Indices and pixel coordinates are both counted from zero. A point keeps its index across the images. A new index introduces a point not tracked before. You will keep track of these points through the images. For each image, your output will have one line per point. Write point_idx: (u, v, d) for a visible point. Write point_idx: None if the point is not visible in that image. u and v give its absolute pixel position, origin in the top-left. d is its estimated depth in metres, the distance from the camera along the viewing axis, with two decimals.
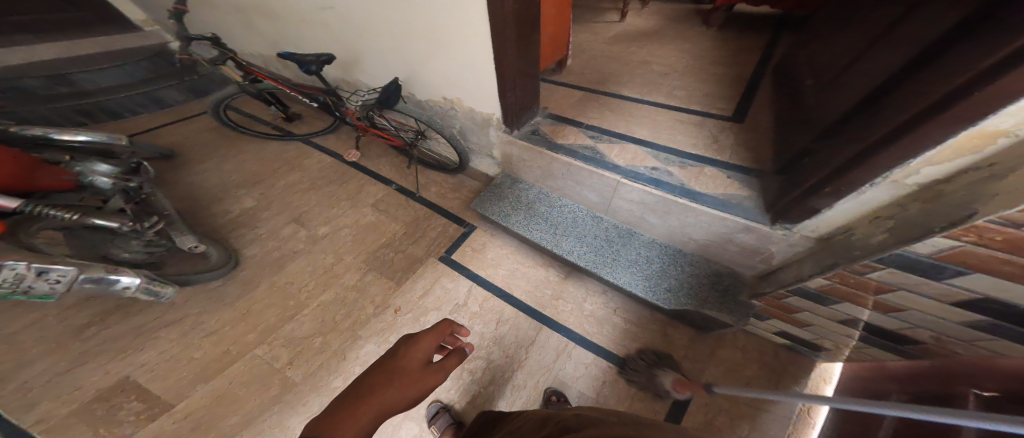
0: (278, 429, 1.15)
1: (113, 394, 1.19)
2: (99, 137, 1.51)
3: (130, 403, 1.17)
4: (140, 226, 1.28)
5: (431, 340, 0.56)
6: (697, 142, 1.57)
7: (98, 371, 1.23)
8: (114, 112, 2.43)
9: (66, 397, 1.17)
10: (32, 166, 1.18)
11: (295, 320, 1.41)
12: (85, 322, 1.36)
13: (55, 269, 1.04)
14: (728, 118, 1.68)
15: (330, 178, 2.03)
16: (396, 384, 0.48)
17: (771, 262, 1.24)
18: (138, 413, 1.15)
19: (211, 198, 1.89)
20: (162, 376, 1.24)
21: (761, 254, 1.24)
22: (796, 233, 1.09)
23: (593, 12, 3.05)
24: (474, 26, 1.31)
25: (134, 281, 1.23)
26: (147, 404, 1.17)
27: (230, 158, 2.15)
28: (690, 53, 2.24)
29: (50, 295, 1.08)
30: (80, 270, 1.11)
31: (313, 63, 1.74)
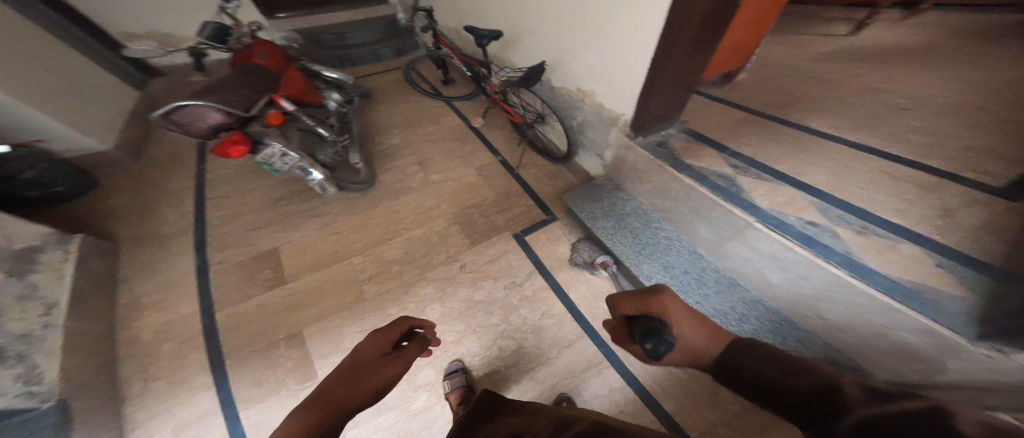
0: (334, 334, 1.44)
1: (264, 259, 1.68)
2: (342, 78, 2.09)
3: (266, 271, 1.64)
4: (336, 139, 1.76)
5: (383, 339, 0.66)
6: (909, 207, 1.10)
7: (275, 232, 1.79)
8: (352, 60, 3.24)
9: (252, 244, 1.74)
10: (307, 87, 1.72)
11: (389, 243, 1.71)
12: (275, 194, 1.97)
13: (291, 155, 1.53)
14: (993, 191, 1.10)
15: (457, 136, 2.31)
16: (356, 376, 0.57)
17: (933, 380, 0.85)
18: (266, 279, 1.61)
19: (375, 131, 2.42)
20: (301, 251, 1.72)
21: (925, 365, 0.86)
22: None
23: (804, 21, 2.44)
24: (646, 28, 1.21)
25: (319, 176, 1.72)
26: (273, 277, 1.62)
27: (397, 104, 2.70)
28: (949, 90, 1.55)
29: (279, 170, 1.58)
30: (300, 160, 1.59)
31: (486, 37, 1.95)
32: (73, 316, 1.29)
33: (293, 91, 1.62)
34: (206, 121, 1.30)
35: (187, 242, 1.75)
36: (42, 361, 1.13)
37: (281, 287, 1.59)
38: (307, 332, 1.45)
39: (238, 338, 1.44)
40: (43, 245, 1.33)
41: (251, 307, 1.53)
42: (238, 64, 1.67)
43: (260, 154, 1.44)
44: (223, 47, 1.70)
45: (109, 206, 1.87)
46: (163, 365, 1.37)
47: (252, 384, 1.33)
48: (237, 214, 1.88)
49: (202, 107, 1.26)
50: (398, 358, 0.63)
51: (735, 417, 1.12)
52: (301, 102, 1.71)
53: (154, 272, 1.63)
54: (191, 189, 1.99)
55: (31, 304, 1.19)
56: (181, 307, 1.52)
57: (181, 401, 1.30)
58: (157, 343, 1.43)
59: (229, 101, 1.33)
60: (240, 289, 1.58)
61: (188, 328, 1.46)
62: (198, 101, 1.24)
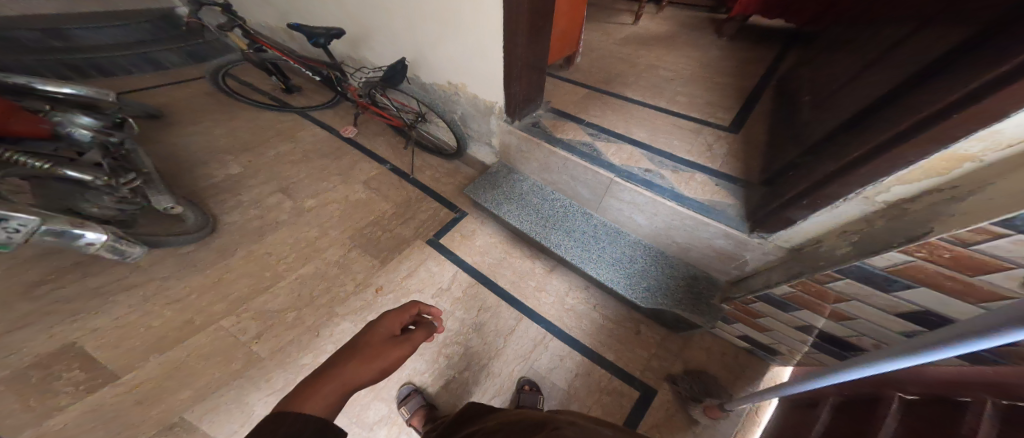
0: (236, 406, 1.11)
1: (55, 361, 1.11)
2: (83, 89, 1.43)
3: (71, 371, 1.10)
4: (113, 181, 1.24)
5: (391, 320, 0.60)
6: (689, 148, 1.57)
7: (50, 333, 1.16)
8: (103, 70, 2.29)
9: (1, 360, 1.08)
10: (9, 111, 1.05)
11: (270, 292, 1.37)
12: (32, 282, 1.28)
13: (17, 218, 0.97)
14: (724, 128, 1.68)
15: (322, 151, 1.99)
16: (359, 358, 0.51)
17: (744, 269, 1.28)
18: (81, 381, 1.09)
19: (197, 162, 1.83)
20: (110, 346, 1.17)
21: (735, 259, 1.28)
22: (771, 242, 1.13)
23: (607, 12, 3.05)
24: (490, 18, 1.31)
25: (99, 237, 1.17)
26: (91, 374, 1.10)
27: (221, 123, 2.09)
28: (698, 61, 2.24)
29: (8, 244, 0.98)
30: (42, 220, 1.04)
31: (323, 35, 1.70)
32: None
33: None
34: None
35: None
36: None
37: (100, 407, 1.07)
38: (196, 411, 1.08)
39: None
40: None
41: (67, 423, 1.01)
42: None
43: None
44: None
45: None
46: None
47: None
48: None
49: None
50: (404, 342, 0.56)
51: (658, 347, 1.39)
52: (3, 135, 1.04)
53: None
54: None
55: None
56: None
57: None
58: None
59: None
60: (10, 434, 0.99)
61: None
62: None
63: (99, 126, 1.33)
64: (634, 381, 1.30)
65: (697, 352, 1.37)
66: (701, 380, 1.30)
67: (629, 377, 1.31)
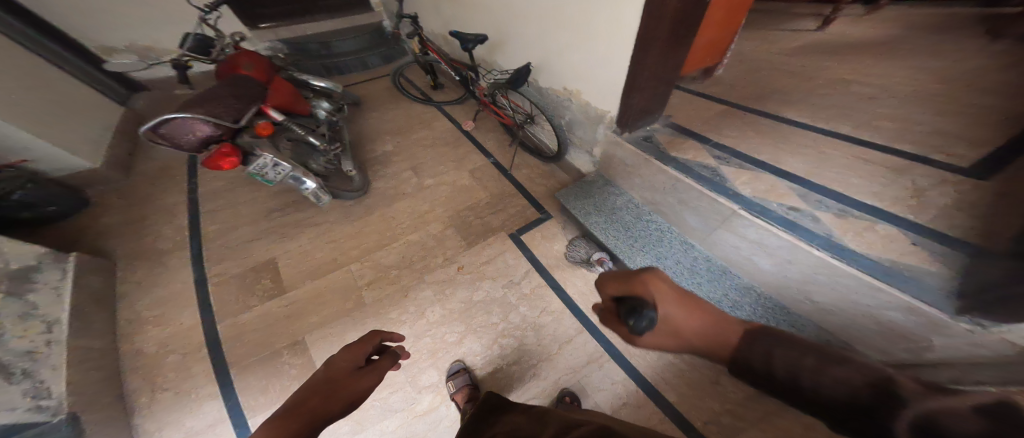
0: (338, 337, 1.45)
1: (261, 270, 1.68)
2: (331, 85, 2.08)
3: (264, 281, 1.64)
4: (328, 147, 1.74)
5: (357, 351, 0.67)
6: (882, 190, 1.16)
7: (269, 245, 1.78)
8: (341, 69, 3.25)
9: (240, 258, 1.73)
10: (295, 98, 1.72)
11: (386, 249, 1.73)
12: (269, 206, 1.97)
13: (283, 165, 1.52)
14: (961, 171, 1.16)
15: (449, 141, 2.34)
16: (328, 392, 0.57)
17: (923, 355, 0.91)
18: (266, 290, 1.61)
19: (365, 138, 2.43)
20: (293, 263, 1.71)
21: (915, 343, 0.91)
22: (992, 333, 0.77)
23: (778, 17, 2.53)
24: (621, 29, 1.28)
25: (312, 185, 1.71)
26: (274, 285, 1.62)
27: (387, 111, 2.71)
28: (913, 78, 1.63)
29: (273, 181, 1.56)
30: (293, 169, 1.59)
31: (472, 41, 1.98)
32: (75, 334, 1.29)
33: (279, 101, 1.62)
34: (195, 133, 1.33)
35: (184, 256, 1.74)
36: (46, 377, 1.13)
37: (281, 296, 1.59)
38: (310, 338, 1.45)
39: (244, 349, 1.44)
40: (40, 263, 1.32)
41: (253, 316, 1.53)
42: (223, 75, 1.66)
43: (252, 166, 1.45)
44: (208, 59, 1.71)
45: (102, 223, 1.85)
46: (167, 378, 1.37)
47: (258, 393, 1.34)
48: (231, 226, 1.87)
49: (190, 120, 1.29)
50: (370, 372, 0.64)
51: (737, 404, 1.15)
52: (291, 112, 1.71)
53: (152, 287, 1.62)
54: (183, 204, 1.98)
55: (31, 322, 1.18)
56: (183, 320, 1.52)
57: (189, 412, 1.30)
58: (162, 356, 1.42)
59: (218, 113, 1.35)
60: (234, 305, 1.56)
61: (192, 340, 1.46)
62: (189, 114, 1.27)
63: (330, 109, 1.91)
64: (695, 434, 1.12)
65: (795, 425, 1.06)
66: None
67: (687, 426, 1.14)
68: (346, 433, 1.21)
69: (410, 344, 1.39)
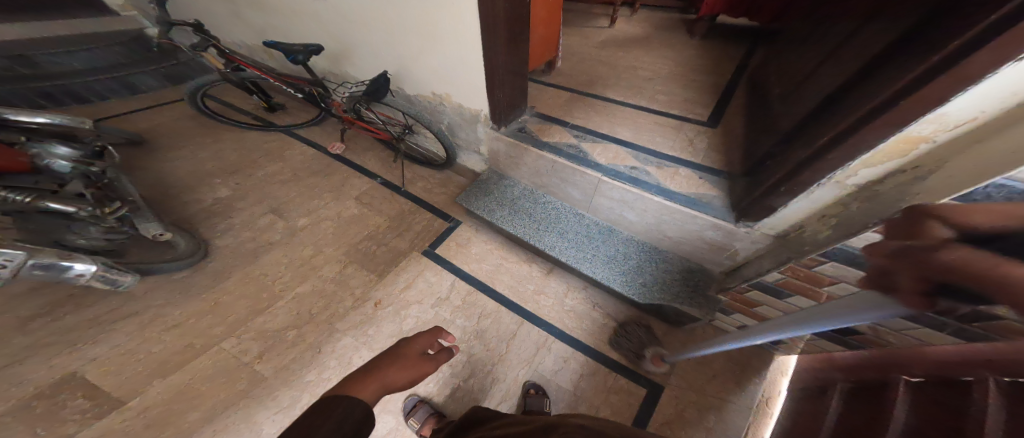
0: (245, 425, 1.10)
1: (56, 391, 1.09)
2: (59, 118, 1.39)
3: (73, 402, 1.07)
4: (100, 210, 1.22)
5: (424, 339, 0.72)
6: (677, 142, 1.63)
7: (39, 368, 1.12)
8: (78, 97, 2.25)
9: None
10: None
11: (268, 313, 1.36)
12: (30, 313, 1.26)
13: (4, 252, 0.95)
14: (703, 123, 1.74)
15: (313, 168, 1.99)
16: (398, 366, 0.61)
17: (736, 259, 1.33)
18: (83, 412, 1.06)
19: (183, 187, 1.81)
20: (115, 369, 1.16)
21: (726, 251, 1.33)
22: (757, 231, 1.19)
23: (582, 16, 3.12)
24: (469, 32, 1.35)
25: (89, 268, 1.15)
26: (95, 400, 1.09)
27: (206, 147, 2.07)
28: (672, 60, 2.31)
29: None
30: (31, 254, 1.02)
31: (300, 52, 1.70)
32: None
33: None
34: None
35: None
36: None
37: (118, 409, 1.09)
38: (203, 437, 1.07)
39: None
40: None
41: None
42: None
43: None
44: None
45: None
46: None
47: None
48: None
49: None
50: (433, 361, 0.68)
51: (660, 342, 1.40)
52: None
53: None
54: None
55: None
56: None
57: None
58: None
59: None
60: None
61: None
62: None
63: (78, 155, 1.30)
64: (640, 378, 1.30)
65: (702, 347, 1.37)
66: (709, 375, 1.29)
67: (635, 376, 1.32)
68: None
69: None
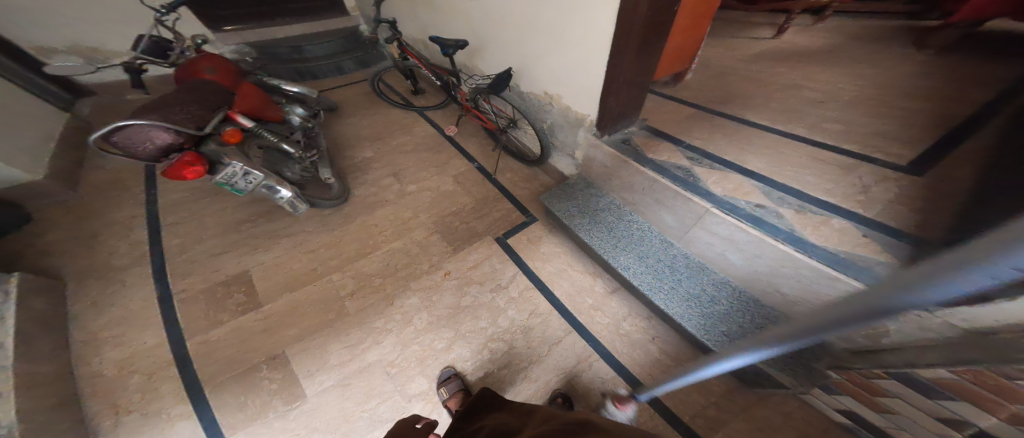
0: (322, 347, 1.38)
1: (236, 282, 1.60)
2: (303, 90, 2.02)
3: (238, 294, 1.55)
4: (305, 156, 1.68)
5: None
6: (835, 186, 1.25)
7: (232, 260, 1.68)
8: (314, 75, 3.15)
9: (206, 274, 1.62)
10: (265, 102, 1.62)
11: (368, 257, 1.68)
12: (241, 218, 1.87)
13: (254, 174, 1.48)
14: (898, 168, 1.26)
15: (430, 146, 2.32)
16: None
17: (877, 339, 0.95)
18: (241, 303, 1.52)
19: (344, 145, 2.37)
20: (265, 277, 1.61)
21: (869, 328, 0.98)
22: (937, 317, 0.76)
23: (741, 26, 2.70)
24: (599, 41, 1.35)
25: (287, 194, 1.67)
26: (249, 298, 1.54)
27: (366, 117, 2.65)
28: (860, 83, 1.78)
29: (243, 190, 1.52)
30: (265, 178, 1.54)
31: (451, 46, 1.97)
32: (21, 359, 1.16)
33: (246, 105, 1.52)
34: (154, 141, 1.25)
35: (148, 272, 1.62)
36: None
37: (256, 310, 1.50)
38: (290, 352, 1.37)
39: (215, 367, 1.34)
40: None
41: (224, 333, 1.43)
42: (182, 79, 1.59)
43: (218, 176, 1.38)
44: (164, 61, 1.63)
45: (45, 241, 1.70)
46: (131, 400, 1.25)
47: (234, 411, 1.24)
48: (202, 238, 1.77)
49: (147, 127, 1.20)
50: None
51: (720, 398, 1.21)
52: (260, 119, 1.60)
53: (110, 306, 1.50)
54: (145, 214, 1.85)
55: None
56: (146, 339, 1.40)
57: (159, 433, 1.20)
58: (125, 376, 1.31)
59: (179, 120, 1.27)
60: (202, 323, 1.46)
61: (158, 359, 1.35)
62: (144, 121, 1.18)
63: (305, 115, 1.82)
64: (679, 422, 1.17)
65: (773, 417, 1.15)
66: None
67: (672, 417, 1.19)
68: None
69: (396, 353, 1.36)
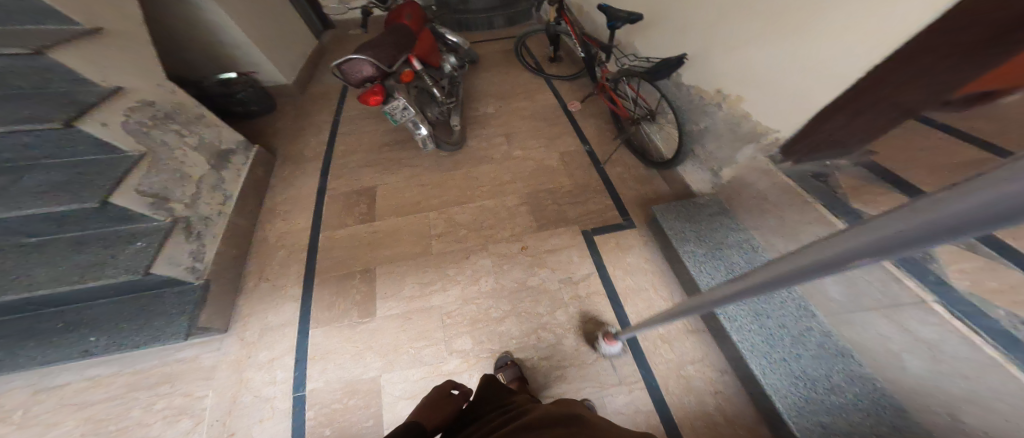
0: (404, 273, 1.58)
1: (364, 193, 1.93)
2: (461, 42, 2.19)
3: (362, 205, 1.88)
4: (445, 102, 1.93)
5: None
6: None
7: (366, 175, 2.03)
8: (470, 27, 3.34)
9: (347, 180, 2.01)
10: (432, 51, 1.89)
11: (460, 207, 1.80)
12: (379, 142, 2.21)
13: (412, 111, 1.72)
14: None
15: (549, 117, 2.26)
16: None
17: None
18: (362, 212, 1.84)
19: (472, 98, 2.49)
20: (383, 196, 1.91)
21: None
22: None
23: None
24: (835, 66, 0.98)
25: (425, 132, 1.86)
26: (368, 211, 1.85)
27: (498, 74, 2.71)
28: None
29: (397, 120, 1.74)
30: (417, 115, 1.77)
31: (621, 19, 1.69)
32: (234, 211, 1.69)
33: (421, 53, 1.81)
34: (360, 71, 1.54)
35: (314, 166, 2.09)
36: (206, 242, 1.49)
37: (371, 222, 1.80)
38: (380, 270, 1.60)
39: (329, 261, 1.66)
40: (235, 149, 1.84)
41: (343, 235, 1.75)
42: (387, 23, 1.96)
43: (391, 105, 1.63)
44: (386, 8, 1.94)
45: (266, 123, 2.34)
46: (274, 269, 1.63)
47: (325, 307, 1.49)
48: (352, 150, 2.18)
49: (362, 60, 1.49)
50: None
51: None
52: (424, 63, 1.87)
53: (287, 184, 2.00)
54: (324, 121, 2.37)
55: (215, 193, 1.62)
56: (300, 220, 1.83)
57: (273, 309, 1.49)
58: (293, 233, 1.76)
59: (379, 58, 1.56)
60: (339, 216, 1.83)
61: (300, 238, 1.75)
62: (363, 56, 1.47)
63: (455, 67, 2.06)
64: None
65: None
66: None
67: None
68: (376, 368, 1.32)
69: (455, 305, 1.46)
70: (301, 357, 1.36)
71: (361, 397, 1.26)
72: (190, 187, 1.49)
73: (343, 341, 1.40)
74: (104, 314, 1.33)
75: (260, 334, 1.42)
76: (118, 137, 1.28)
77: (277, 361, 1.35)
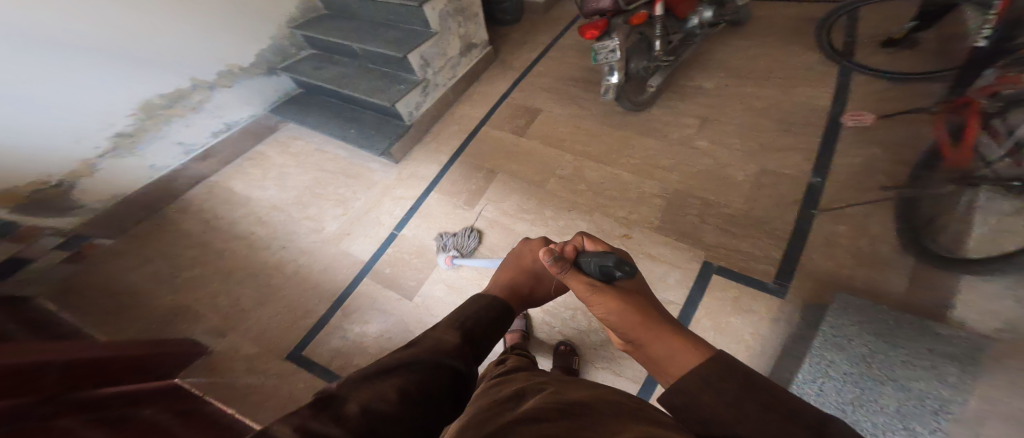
0: (514, 190, 1.72)
1: (530, 110, 2.07)
2: None
3: (523, 119, 2.04)
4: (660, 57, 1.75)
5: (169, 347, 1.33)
6: None
7: (542, 96, 2.13)
8: None
9: (527, 94, 2.18)
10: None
11: (596, 165, 1.71)
12: (573, 72, 2.22)
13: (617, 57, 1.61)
14: None
15: (777, 119, 1.67)
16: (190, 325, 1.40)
17: None
18: (518, 125, 2.01)
19: (696, 61, 2.06)
20: (542, 120, 2.00)
21: None
22: None
23: None
24: None
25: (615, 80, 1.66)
26: (523, 127, 2.00)
27: (754, 43, 2.06)
28: None
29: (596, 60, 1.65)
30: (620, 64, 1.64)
31: None
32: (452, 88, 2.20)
33: None
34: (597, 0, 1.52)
35: (513, 73, 2.35)
36: (425, 100, 2.05)
37: (520, 136, 1.95)
38: (501, 177, 1.79)
39: (478, 149, 1.96)
40: (482, 47, 2.31)
41: (497, 135, 2.00)
42: None
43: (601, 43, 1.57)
44: None
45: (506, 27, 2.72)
46: (443, 136, 2.08)
47: (451, 181, 1.84)
48: (547, 71, 2.28)
49: None
50: None
51: None
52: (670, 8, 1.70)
53: (488, 79, 2.37)
54: (545, 38, 2.52)
55: (451, 69, 2.13)
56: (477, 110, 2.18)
57: (424, 164, 1.97)
58: (468, 118, 2.15)
59: None
60: (502, 120, 2.07)
61: (469, 123, 2.11)
62: None
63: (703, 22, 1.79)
64: None
65: None
66: None
67: None
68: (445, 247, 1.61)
69: None
70: (415, 207, 1.79)
71: (424, 259, 1.61)
72: (442, 62, 2.03)
73: (449, 212, 1.72)
74: (365, 121, 2.12)
75: (409, 175, 1.93)
76: (432, 18, 1.85)
77: (403, 200, 1.83)
